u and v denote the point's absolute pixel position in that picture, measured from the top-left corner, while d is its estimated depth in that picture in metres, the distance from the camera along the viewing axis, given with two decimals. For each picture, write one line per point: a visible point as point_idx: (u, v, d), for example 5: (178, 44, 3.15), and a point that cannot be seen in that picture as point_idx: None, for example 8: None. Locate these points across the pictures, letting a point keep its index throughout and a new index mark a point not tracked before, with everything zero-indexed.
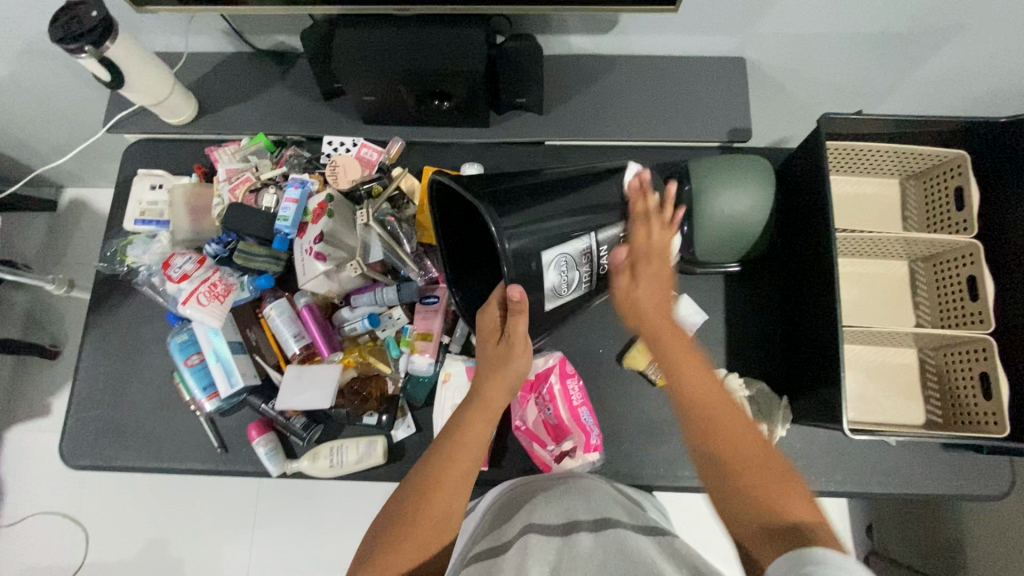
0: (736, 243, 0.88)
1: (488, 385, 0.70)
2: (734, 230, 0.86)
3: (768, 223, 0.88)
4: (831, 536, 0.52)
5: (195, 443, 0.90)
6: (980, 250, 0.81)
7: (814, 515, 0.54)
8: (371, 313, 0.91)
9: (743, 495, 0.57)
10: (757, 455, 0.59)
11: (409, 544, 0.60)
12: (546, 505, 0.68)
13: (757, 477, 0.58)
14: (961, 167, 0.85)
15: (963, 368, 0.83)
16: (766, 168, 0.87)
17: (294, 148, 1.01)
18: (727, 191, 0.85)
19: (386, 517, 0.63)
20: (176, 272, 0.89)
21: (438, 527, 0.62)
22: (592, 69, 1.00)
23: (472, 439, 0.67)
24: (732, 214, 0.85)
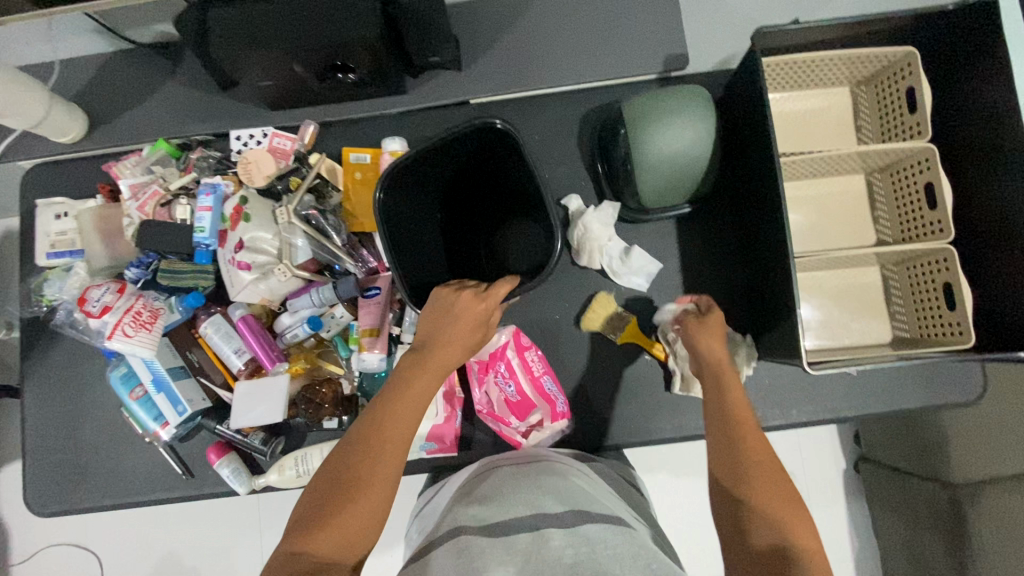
0: (682, 183, 0.82)
1: (438, 353, 0.69)
2: (679, 168, 0.80)
3: (715, 155, 0.82)
4: (822, 569, 0.53)
5: (158, 472, 0.87)
6: (935, 154, 0.76)
7: (814, 553, 0.55)
8: (311, 316, 0.85)
9: (749, 520, 0.57)
10: (775, 499, 0.58)
11: (355, 509, 0.58)
12: (512, 485, 0.65)
13: (774, 498, 0.58)
14: (910, 66, 0.78)
15: (926, 280, 0.79)
16: (703, 97, 0.81)
17: (200, 150, 0.93)
18: (666, 128, 0.79)
19: (324, 480, 0.61)
20: (96, 306, 0.82)
21: (384, 484, 0.61)
22: (508, 11, 0.91)
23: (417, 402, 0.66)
24: (675, 154, 0.79)
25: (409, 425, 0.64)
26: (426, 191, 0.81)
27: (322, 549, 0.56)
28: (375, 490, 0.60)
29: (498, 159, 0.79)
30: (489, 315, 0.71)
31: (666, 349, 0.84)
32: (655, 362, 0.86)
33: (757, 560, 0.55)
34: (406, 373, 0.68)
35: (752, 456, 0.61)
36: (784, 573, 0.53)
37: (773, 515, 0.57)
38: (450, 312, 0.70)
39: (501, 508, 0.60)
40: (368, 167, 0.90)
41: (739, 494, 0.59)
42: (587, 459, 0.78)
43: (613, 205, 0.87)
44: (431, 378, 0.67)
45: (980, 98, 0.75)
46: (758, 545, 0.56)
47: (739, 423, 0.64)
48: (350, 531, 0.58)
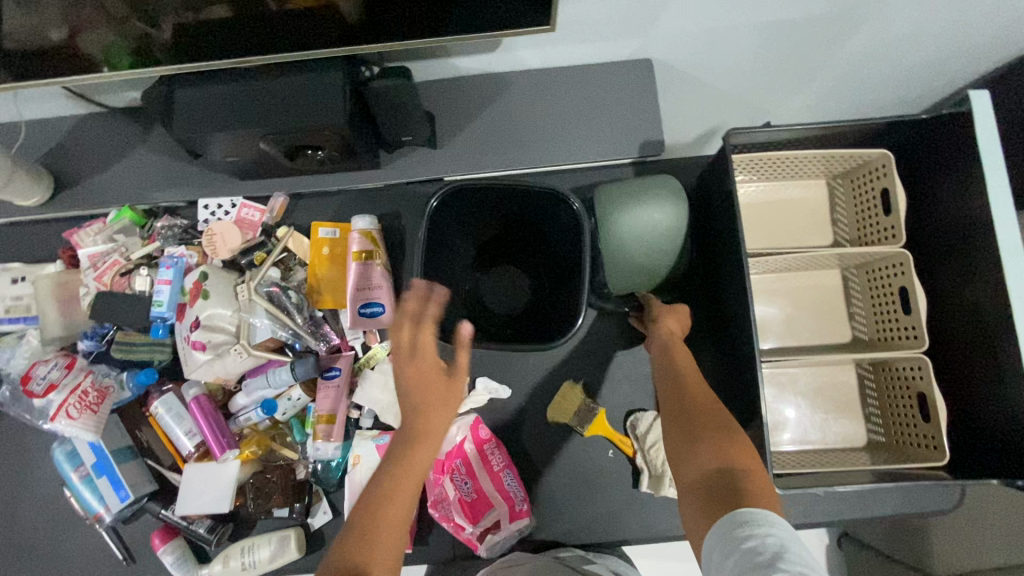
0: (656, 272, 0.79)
1: (426, 430, 0.60)
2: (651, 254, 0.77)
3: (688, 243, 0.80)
4: (766, 489, 0.51)
5: (98, 556, 0.83)
6: (910, 259, 0.74)
7: (753, 464, 0.53)
8: (266, 399, 0.83)
9: (699, 431, 0.56)
10: (710, 406, 0.59)
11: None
12: None
13: (717, 434, 0.55)
14: (885, 167, 0.77)
15: (902, 386, 0.77)
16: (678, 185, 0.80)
17: (166, 219, 0.90)
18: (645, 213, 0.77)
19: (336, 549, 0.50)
20: (40, 385, 0.78)
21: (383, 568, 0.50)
22: (486, 90, 0.90)
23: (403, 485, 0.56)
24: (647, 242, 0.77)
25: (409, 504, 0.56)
26: (457, 225, 0.82)
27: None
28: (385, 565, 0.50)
29: (534, 214, 0.81)
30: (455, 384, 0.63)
31: (634, 444, 0.82)
32: (621, 457, 0.83)
33: (707, 467, 0.53)
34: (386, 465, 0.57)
35: (692, 403, 0.59)
36: (723, 496, 0.50)
37: (719, 445, 0.54)
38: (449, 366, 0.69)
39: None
40: (336, 242, 0.87)
41: (681, 435, 0.57)
42: (586, 558, 0.76)
43: (306, 367, 0.81)
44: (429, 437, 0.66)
45: (950, 204, 0.74)
46: (702, 473, 0.53)
47: (686, 375, 0.64)
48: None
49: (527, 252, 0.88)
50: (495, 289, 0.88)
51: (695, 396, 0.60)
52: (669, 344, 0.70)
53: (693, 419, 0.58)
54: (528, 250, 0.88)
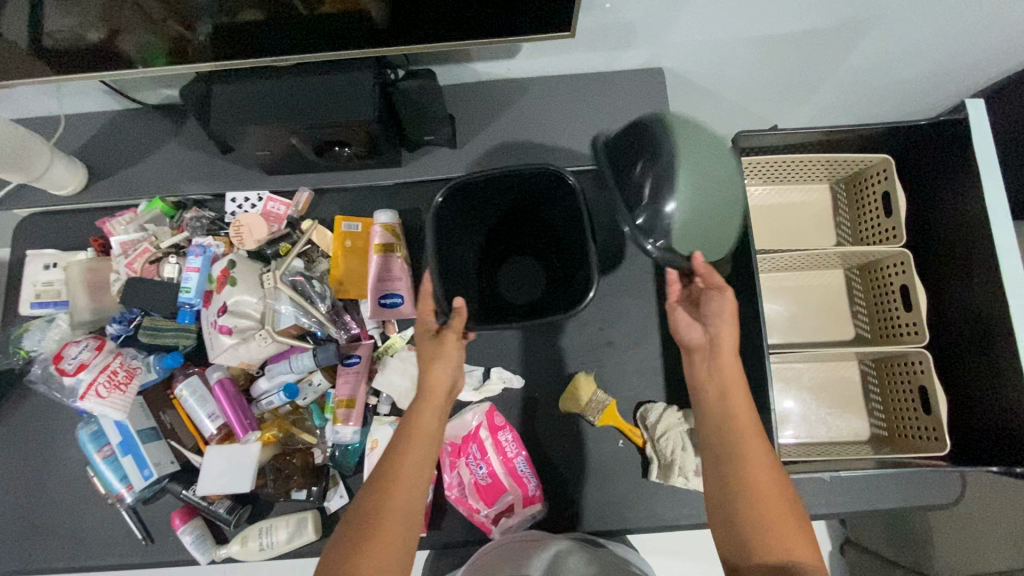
0: (718, 242, 0.73)
1: (424, 411, 0.68)
2: (704, 228, 0.72)
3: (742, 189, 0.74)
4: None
5: (117, 535, 0.85)
6: (911, 259, 0.78)
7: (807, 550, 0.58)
8: (287, 383, 0.85)
9: (756, 516, 0.59)
10: (763, 483, 0.60)
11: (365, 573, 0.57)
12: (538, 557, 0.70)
13: (772, 520, 0.59)
14: (885, 171, 0.81)
15: (902, 381, 0.80)
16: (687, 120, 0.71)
17: (195, 210, 0.94)
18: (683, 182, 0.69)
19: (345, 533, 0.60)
20: (71, 364, 0.81)
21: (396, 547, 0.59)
22: (504, 94, 0.95)
23: (410, 463, 0.64)
24: (696, 220, 0.70)
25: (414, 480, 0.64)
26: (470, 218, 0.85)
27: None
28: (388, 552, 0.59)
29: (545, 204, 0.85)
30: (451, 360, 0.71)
31: (644, 435, 0.84)
32: (631, 447, 0.85)
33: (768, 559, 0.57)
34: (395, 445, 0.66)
35: (746, 476, 0.61)
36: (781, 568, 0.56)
37: (779, 532, 0.58)
38: (454, 356, 0.71)
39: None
40: (358, 235, 0.90)
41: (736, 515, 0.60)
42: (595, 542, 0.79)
43: (328, 353, 0.84)
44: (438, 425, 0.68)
45: (948, 207, 0.78)
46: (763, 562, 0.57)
47: (737, 433, 0.63)
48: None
49: (538, 242, 0.92)
50: (512, 282, 0.91)
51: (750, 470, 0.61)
52: (715, 351, 0.68)
53: (748, 500, 0.60)
54: (540, 238, 0.91)
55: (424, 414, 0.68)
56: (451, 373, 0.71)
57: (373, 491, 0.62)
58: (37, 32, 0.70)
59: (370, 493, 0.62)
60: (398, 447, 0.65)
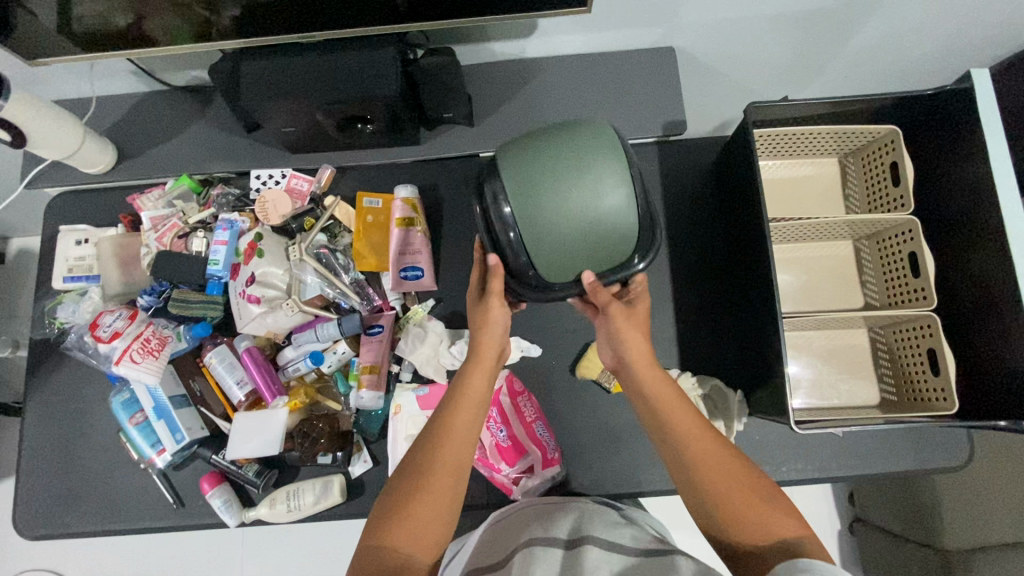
0: (612, 255, 0.70)
1: (474, 374, 0.71)
2: (580, 254, 0.69)
3: (617, 190, 0.67)
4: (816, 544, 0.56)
5: (149, 499, 0.87)
6: (918, 226, 0.80)
7: (792, 527, 0.57)
8: (313, 351, 0.88)
9: (723, 507, 0.59)
10: (721, 475, 0.61)
11: (417, 516, 0.61)
12: (562, 518, 0.69)
13: (740, 504, 0.59)
14: (893, 142, 0.84)
15: (911, 345, 0.82)
16: (531, 140, 0.70)
17: (221, 187, 0.97)
18: (530, 220, 0.67)
19: (397, 484, 0.63)
20: (106, 332, 0.84)
21: (447, 499, 0.63)
22: (519, 74, 0.97)
23: (460, 421, 0.67)
24: (569, 249, 0.68)
25: (467, 438, 0.67)
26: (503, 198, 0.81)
27: (414, 557, 0.60)
28: (438, 504, 0.62)
29: None
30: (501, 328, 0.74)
31: None
32: None
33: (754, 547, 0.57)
34: (444, 407, 0.69)
35: (703, 476, 0.61)
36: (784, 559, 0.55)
37: (761, 517, 0.58)
38: (502, 321, 0.74)
39: (556, 549, 0.62)
40: (380, 210, 0.93)
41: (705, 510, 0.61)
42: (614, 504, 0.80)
43: (353, 322, 0.87)
44: (486, 388, 0.71)
45: (956, 175, 0.80)
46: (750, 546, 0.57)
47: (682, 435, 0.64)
48: (432, 541, 0.61)
49: None
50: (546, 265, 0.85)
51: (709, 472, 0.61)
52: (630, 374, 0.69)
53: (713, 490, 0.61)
54: None
55: (473, 376, 0.71)
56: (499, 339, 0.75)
57: (426, 445, 0.66)
58: (70, 15, 0.72)
59: (422, 448, 0.66)
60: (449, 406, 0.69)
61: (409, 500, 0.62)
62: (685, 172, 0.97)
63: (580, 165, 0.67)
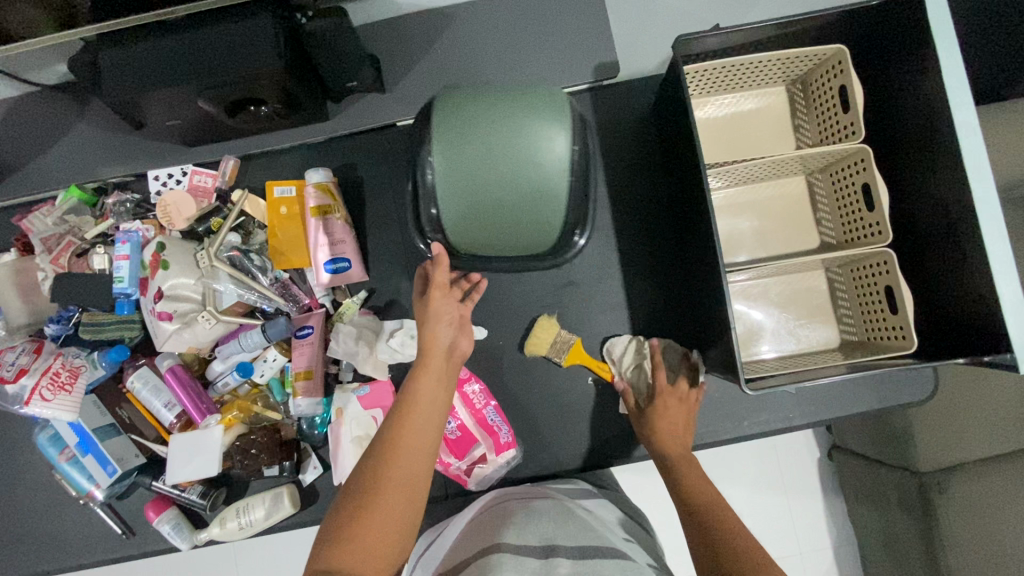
0: (546, 221, 0.69)
1: (425, 375, 0.60)
2: (511, 219, 0.68)
3: (555, 152, 0.65)
4: None
5: (96, 532, 0.84)
6: (870, 155, 0.73)
7: None
8: (241, 362, 0.83)
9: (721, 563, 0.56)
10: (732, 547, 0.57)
11: (369, 535, 0.49)
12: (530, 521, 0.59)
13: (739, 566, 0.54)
14: (841, 63, 0.75)
15: (870, 283, 0.77)
16: (470, 96, 0.66)
17: (116, 194, 0.87)
18: (459, 180, 0.65)
19: (348, 499, 0.52)
20: (10, 371, 0.79)
21: (402, 519, 0.51)
22: (428, 29, 0.87)
23: (414, 428, 0.56)
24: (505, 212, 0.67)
25: (428, 443, 0.56)
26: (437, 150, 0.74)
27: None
28: (394, 523, 0.51)
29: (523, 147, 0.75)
30: (446, 325, 0.65)
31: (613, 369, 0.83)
32: (601, 383, 0.84)
33: None
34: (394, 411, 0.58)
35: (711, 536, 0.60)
36: None
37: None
38: (445, 313, 0.65)
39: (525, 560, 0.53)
40: (293, 200, 0.85)
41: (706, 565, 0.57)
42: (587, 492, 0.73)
43: (278, 325, 0.81)
44: (443, 392, 0.60)
45: (912, 92, 0.72)
46: None
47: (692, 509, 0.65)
48: (381, 556, 0.49)
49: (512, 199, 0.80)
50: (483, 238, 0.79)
51: (709, 545, 0.59)
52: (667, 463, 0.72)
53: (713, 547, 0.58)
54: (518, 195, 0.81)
55: (427, 376, 0.61)
56: (448, 334, 0.64)
57: (374, 456, 0.54)
58: None
59: (373, 455, 0.54)
60: (402, 407, 0.58)
61: (360, 520, 0.50)
62: (624, 119, 0.88)
63: (517, 129, 0.65)
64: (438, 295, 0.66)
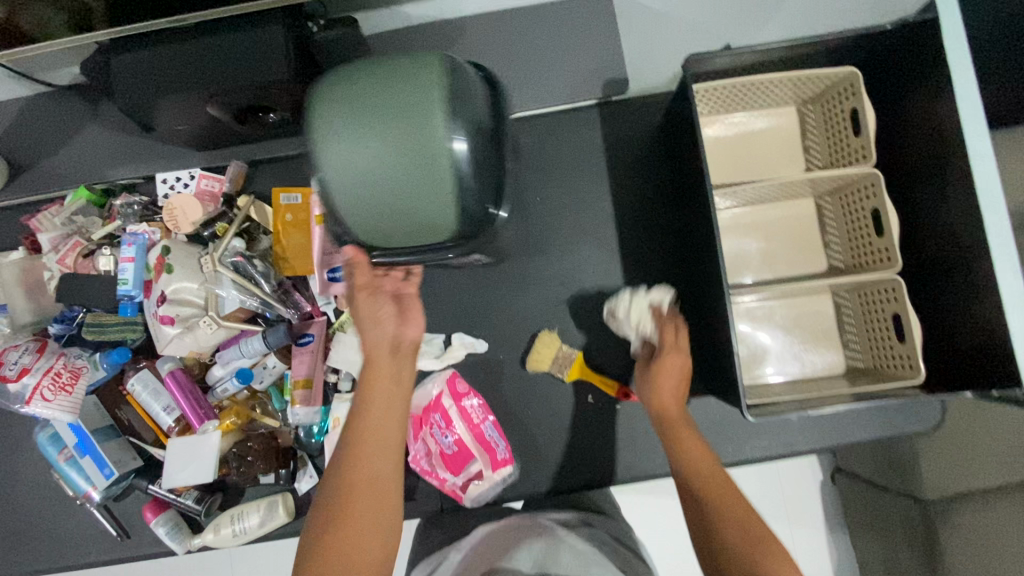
0: (443, 189, 0.51)
1: (373, 384, 0.59)
2: (401, 192, 0.51)
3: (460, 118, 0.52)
4: None
5: (92, 533, 0.84)
6: (881, 180, 0.72)
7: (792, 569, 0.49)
8: (241, 368, 0.82)
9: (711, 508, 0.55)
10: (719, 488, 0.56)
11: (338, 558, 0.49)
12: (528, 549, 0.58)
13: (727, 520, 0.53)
14: (853, 85, 0.74)
15: (877, 310, 0.76)
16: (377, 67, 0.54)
17: (124, 197, 0.88)
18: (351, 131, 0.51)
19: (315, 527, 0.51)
20: (12, 370, 0.79)
21: (374, 533, 0.51)
22: (438, 41, 0.86)
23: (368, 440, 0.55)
24: (371, 193, 0.51)
25: (387, 452, 0.55)
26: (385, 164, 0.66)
27: None
28: (368, 538, 0.50)
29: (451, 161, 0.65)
30: (386, 324, 0.62)
31: (614, 388, 0.82)
32: (602, 401, 0.83)
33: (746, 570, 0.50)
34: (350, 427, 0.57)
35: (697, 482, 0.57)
36: None
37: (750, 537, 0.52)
38: (382, 312, 0.62)
39: None
40: (299, 208, 0.85)
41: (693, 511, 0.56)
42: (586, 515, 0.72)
43: (278, 333, 0.80)
44: (394, 390, 0.59)
45: (924, 119, 0.71)
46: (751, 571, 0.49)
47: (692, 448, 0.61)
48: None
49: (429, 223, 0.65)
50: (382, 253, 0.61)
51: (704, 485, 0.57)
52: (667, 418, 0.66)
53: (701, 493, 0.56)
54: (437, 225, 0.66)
55: (373, 383, 0.59)
56: (386, 330, 0.62)
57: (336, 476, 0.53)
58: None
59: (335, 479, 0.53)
60: (351, 424, 0.56)
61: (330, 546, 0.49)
62: (632, 136, 0.88)
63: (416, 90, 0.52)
64: (371, 295, 0.63)
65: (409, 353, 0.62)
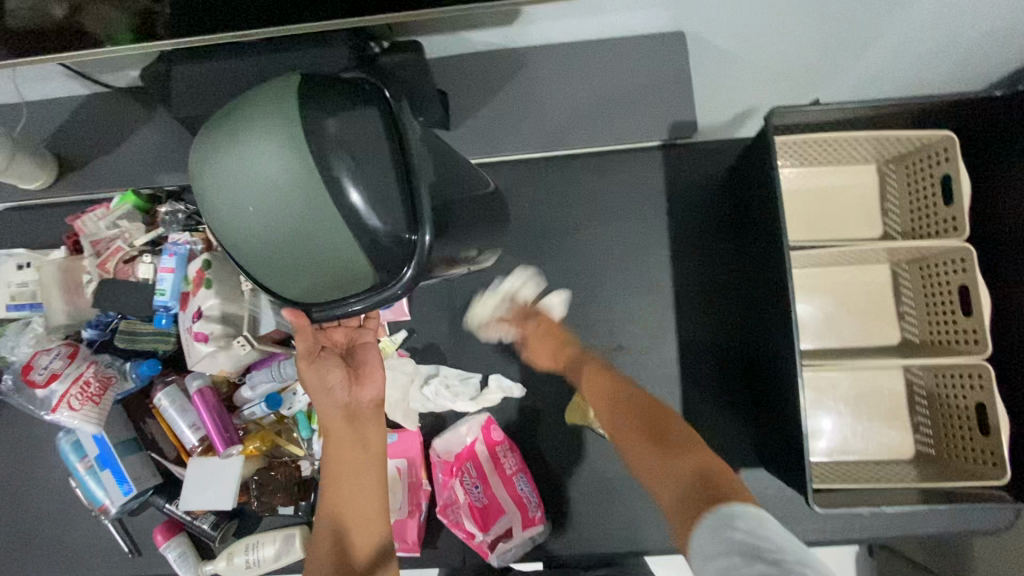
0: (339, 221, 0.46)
1: (339, 449, 0.64)
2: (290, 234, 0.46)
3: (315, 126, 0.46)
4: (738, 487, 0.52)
5: (105, 546, 0.82)
6: (973, 256, 0.67)
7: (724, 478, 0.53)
8: (270, 393, 0.79)
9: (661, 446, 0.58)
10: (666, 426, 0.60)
11: None
12: None
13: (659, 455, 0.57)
14: (948, 150, 0.69)
15: (958, 397, 0.70)
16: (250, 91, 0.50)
17: (169, 204, 0.86)
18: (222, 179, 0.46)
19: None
20: (41, 375, 0.77)
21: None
22: (499, 68, 0.79)
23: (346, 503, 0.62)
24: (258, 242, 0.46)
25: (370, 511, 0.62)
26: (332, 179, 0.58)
27: None
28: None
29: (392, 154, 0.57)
30: (338, 385, 0.66)
31: None
32: None
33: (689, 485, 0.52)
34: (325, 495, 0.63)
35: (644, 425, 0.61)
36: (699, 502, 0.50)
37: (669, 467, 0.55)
38: (335, 373, 0.66)
39: None
40: None
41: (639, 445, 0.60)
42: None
43: None
44: (361, 453, 0.64)
45: None
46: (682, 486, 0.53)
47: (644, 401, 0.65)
48: None
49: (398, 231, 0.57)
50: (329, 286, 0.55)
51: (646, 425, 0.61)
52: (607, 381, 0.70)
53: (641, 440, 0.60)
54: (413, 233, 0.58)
55: (337, 447, 0.64)
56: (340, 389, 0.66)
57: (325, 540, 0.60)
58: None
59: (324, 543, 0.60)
60: (327, 492, 0.63)
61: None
62: (696, 182, 0.84)
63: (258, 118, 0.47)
64: (320, 356, 0.66)
65: (366, 410, 0.67)
